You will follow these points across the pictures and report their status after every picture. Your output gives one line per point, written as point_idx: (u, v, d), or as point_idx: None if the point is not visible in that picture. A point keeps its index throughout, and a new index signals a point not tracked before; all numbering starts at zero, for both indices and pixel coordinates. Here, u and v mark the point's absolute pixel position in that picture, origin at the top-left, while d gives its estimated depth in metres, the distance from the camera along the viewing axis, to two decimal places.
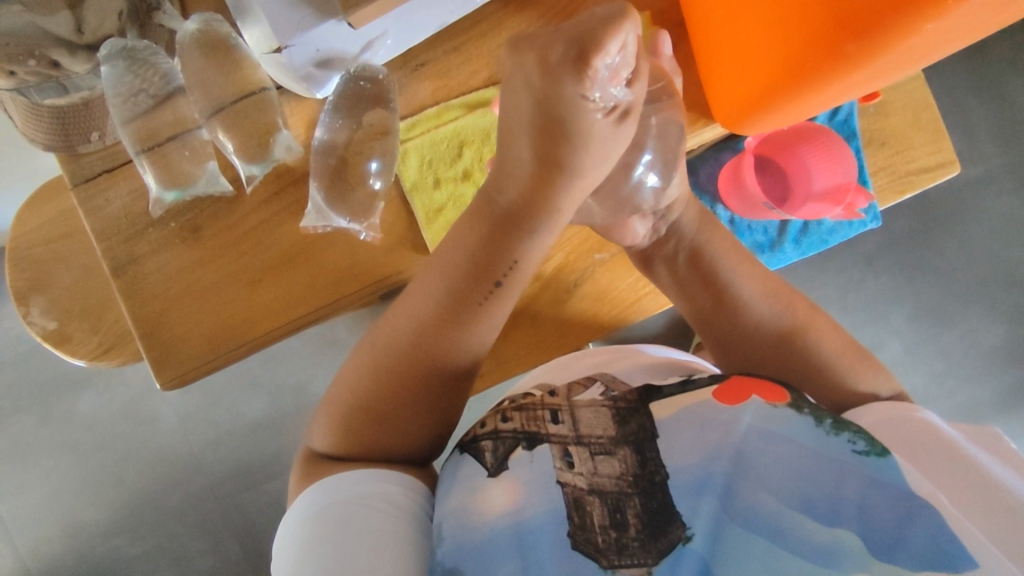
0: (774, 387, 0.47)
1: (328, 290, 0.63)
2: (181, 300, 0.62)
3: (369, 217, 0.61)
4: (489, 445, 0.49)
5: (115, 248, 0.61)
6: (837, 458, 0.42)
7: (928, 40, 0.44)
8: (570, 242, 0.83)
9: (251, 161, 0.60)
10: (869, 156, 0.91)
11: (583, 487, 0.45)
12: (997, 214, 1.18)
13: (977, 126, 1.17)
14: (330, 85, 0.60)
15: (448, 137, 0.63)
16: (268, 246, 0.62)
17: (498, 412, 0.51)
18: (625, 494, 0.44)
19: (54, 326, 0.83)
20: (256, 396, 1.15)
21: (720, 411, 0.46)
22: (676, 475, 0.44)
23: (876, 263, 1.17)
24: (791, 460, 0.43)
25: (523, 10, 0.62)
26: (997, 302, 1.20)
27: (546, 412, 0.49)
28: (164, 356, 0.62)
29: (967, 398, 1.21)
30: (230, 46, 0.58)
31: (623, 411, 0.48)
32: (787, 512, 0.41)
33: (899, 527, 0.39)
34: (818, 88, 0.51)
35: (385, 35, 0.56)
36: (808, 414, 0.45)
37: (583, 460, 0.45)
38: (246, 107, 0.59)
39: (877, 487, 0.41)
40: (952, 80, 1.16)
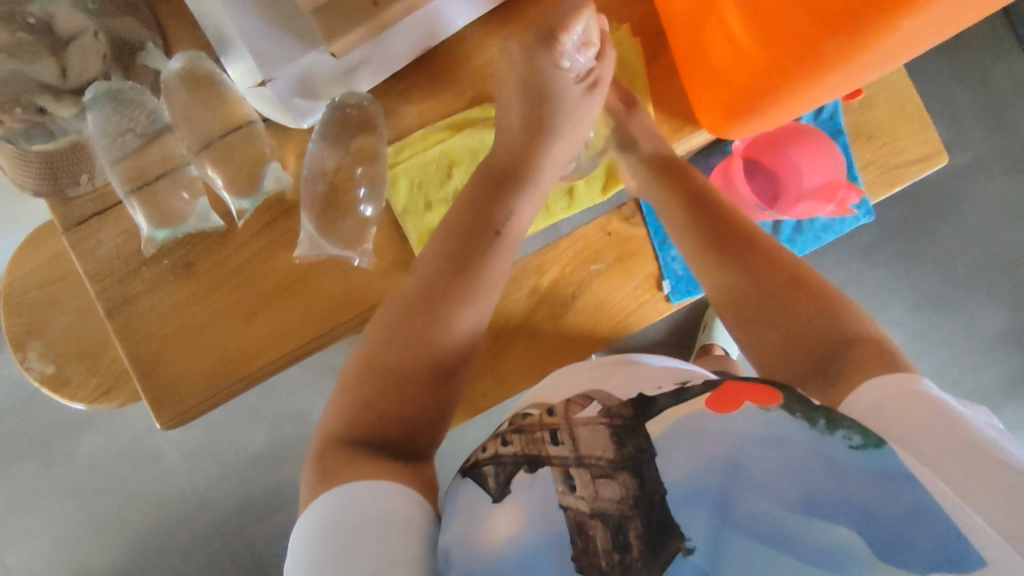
0: (768, 390, 0.42)
1: (322, 318, 0.62)
2: (178, 336, 0.61)
3: (362, 243, 0.62)
4: (491, 471, 0.43)
5: (109, 289, 0.61)
6: (833, 459, 0.37)
7: (906, 36, 0.44)
8: (565, 254, 0.83)
9: (241, 195, 0.60)
10: (858, 151, 0.91)
11: (586, 511, 0.39)
12: (991, 199, 1.18)
13: (965, 114, 1.17)
14: (316, 114, 0.60)
15: (437, 159, 0.63)
16: (262, 277, 0.62)
17: (498, 437, 0.46)
18: (626, 515, 0.38)
19: (52, 370, 0.82)
20: (259, 427, 1.14)
21: (711, 421, 0.40)
22: (674, 490, 0.38)
23: (872, 255, 1.18)
24: (788, 465, 0.38)
25: (504, 28, 0.62)
26: (995, 287, 1.20)
27: (546, 433, 0.44)
28: (163, 395, 0.61)
29: (972, 384, 1.21)
30: (214, 81, 0.58)
31: (619, 430, 0.42)
32: (786, 518, 0.36)
33: (911, 524, 0.34)
34: (801, 88, 0.51)
35: (368, 61, 0.57)
36: (802, 417, 0.39)
37: (585, 484, 0.40)
38: (234, 141, 0.59)
39: (878, 483, 0.36)
40: (936, 71, 1.17)
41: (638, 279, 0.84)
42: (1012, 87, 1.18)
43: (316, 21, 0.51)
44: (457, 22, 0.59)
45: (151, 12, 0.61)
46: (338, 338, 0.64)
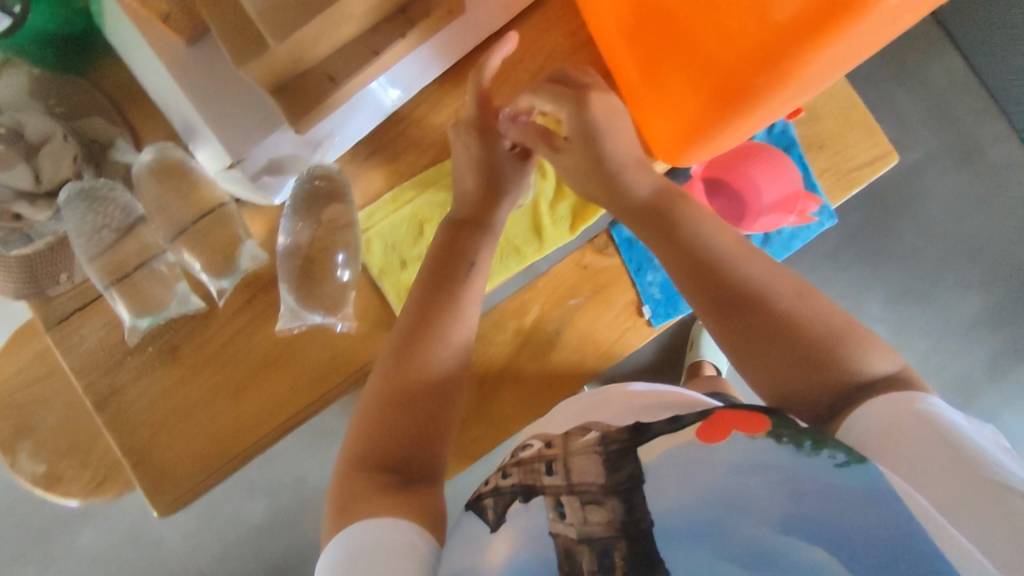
0: (755, 416, 0.40)
1: (313, 388, 0.63)
2: (169, 421, 0.62)
3: (342, 308, 0.63)
4: (491, 503, 0.44)
5: (95, 381, 0.61)
6: (823, 483, 0.35)
7: (826, 69, 0.43)
8: (544, 292, 0.85)
9: (220, 275, 0.61)
10: (812, 161, 0.95)
11: (574, 537, 0.39)
12: (948, 189, 1.22)
13: (913, 111, 1.21)
14: (285, 188, 0.61)
15: (406, 220, 0.65)
16: (247, 352, 0.63)
17: (500, 470, 0.47)
18: (613, 537, 0.38)
19: (44, 468, 0.82)
20: (259, 499, 1.13)
21: (701, 451, 0.39)
22: (665, 520, 0.38)
23: (842, 256, 1.21)
24: (778, 488, 0.36)
25: (457, 88, 0.65)
26: (965, 272, 1.23)
27: (542, 464, 0.44)
28: (158, 481, 0.61)
29: (955, 369, 1.24)
30: (184, 168, 0.60)
31: (614, 454, 0.42)
32: (778, 541, 0.35)
33: (896, 548, 0.32)
34: (744, 120, 0.51)
35: (332, 134, 0.59)
36: (789, 443, 0.38)
37: (574, 510, 0.40)
38: (208, 225, 0.60)
39: (873, 504, 0.34)
40: (879, 74, 1.21)
41: (618, 308, 0.86)
42: (951, 81, 1.21)
43: (275, 102, 0.53)
44: (411, 87, 0.62)
45: (117, 108, 0.63)
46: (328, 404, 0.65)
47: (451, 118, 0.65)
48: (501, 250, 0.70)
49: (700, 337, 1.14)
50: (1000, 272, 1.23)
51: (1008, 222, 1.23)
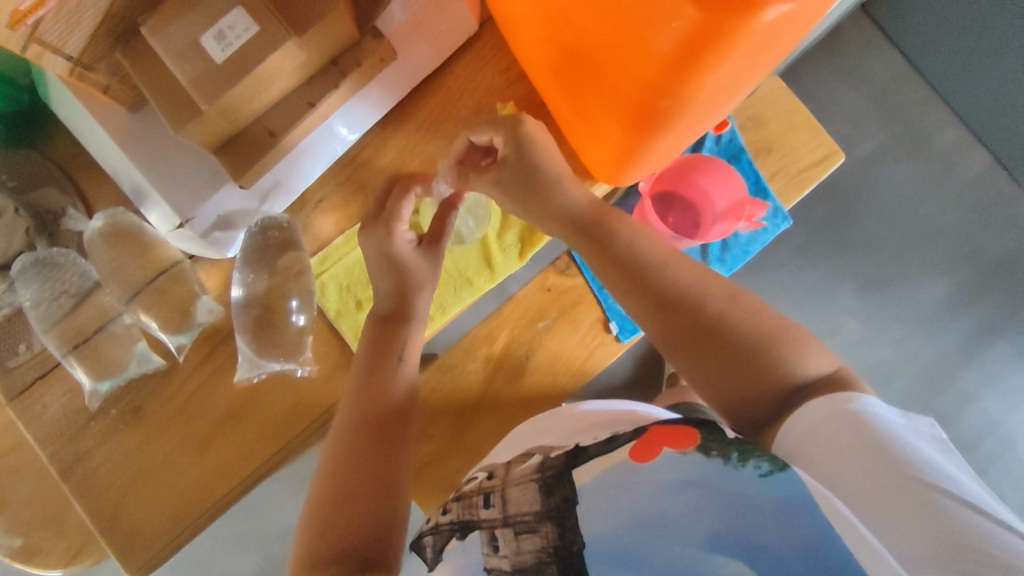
0: (687, 433, 0.46)
1: (279, 437, 0.64)
2: (135, 483, 0.62)
3: (301, 353, 0.64)
4: (430, 541, 0.53)
5: (60, 450, 0.61)
6: (746, 496, 0.41)
7: (722, 83, 0.44)
8: (511, 318, 0.87)
9: (177, 331, 0.62)
10: (763, 164, 0.96)
11: (507, 568, 0.46)
12: (900, 179, 1.26)
13: (857, 108, 1.26)
14: (238, 242, 0.63)
15: (359, 262, 0.66)
16: (209, 407, 0.63)
17: (444, 507, 0.56)
18: (545, 563, 0.44)
19: (21, 541, 0.81)
20: (251, 550, 1.12)
21: (635, 472, 0.45)
22: (593, 544, 0.44)
23: (806, 254, 1.24)
24: (693, 504, 0.42)
25: (400, 127, 0.67)
26: (927, 258, 1.26)
27: (481, 498, 0.52)
28: (128, 545, 0.61)
29: (933, 354, 1.24)
30: (136, 231, 0.61)
31: (550, 480, 0.49)
32: (701, 556, 0.39)
33: (812, 554, 0.37)
34: (665, 137, 0.53)
35: (278, 185, 0.61)
36: (718, 455, 0.43)
37: (508, 541, 0.46)
38: (163, 283, 0.62)
39: (786, 512, 0.39)
40: (820, 76, 1.26)
41: (585, 327, 0.87)
42: (893, 77, 1.26)
43: (219, 160, 0.55)
44: (353, 132, 0.64)
45: (69, 178, 0.63)
46: (295, 450, 0.65)
47: (396, 158, 0.67)
48: (454, 282, 0.71)
49: None
50: (962, 255, 1.26)
51: (964, 206, 1.27)
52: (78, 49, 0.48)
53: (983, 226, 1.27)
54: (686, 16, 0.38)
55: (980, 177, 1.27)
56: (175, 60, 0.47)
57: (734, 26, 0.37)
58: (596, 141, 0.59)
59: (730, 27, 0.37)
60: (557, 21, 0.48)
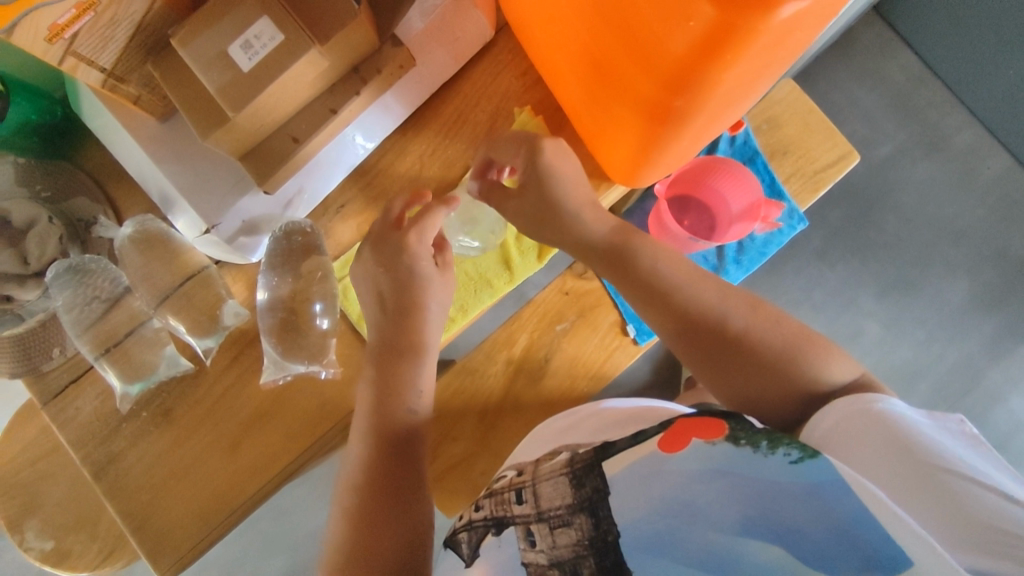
0: (715, 423, 0.47)
1: (305, 436, 0.65)
2: (165, 483, 0.63)
3: (325, 355, 0.65)
4: (465, 537, 0.55)
5: (93, 451, 0.63)
6: (774, 481, 0.42)
7: (737, 82, 0.44)
8: (530, 321, 0.87)
9: (204, 335, 0.64)
10: (779, 166, 0.96)
11: (545, 563, 0.47)
12: (919, 179, 1.25)
13: (873, 110, 1.25)
14: (262, 246, 0.64)
15: None
16: (236, 408, 0.64)
17: (476, 504, 0.57)
18: (581, 556, 0.46)
19: (52, 544, 0.83)
20: (274, 555, 1.13)
21: (665, 462, 0.46)
22: (627, 533, 0.45)
23: (827, 256, 1.23)
24: (721, 493, 0.43)
25: (419, 134, 0.68)
26: (949, 259, 1.24)
27: (512, 493, 0.54)
28: (158, 545, 0.62)
29: (957, 356, 1.23)
30: (165, 238, 0.63)
31: (580, 472, 0.50)
32: (732, 541, 0.41)
33: (848, 536, 0.39)
34: (680, 136, 0.53)
35: (301, 190, 0.63)
36: (747, 444, 0.44)
37: (544, 536, 0.48)
38: (191, 288, 0.63)
39: (813, 498, 0.41)
40: (836, 78, 1.25)
41: (604, 329, 0.87)
42: (908, 78, 1.25)
43: (245, 167, 0.57)
44: (374, 137, 0.65)
45: (100, 187, 0.66)
46: (321, 449, 0.66)
47: (414, 166, 0.68)
48: (475, 284, 0.72)
49: None
50: (985, 255, 1.24)
51: (985, 206, 1.25)
52: (111, 62, 0.50)
53: (1006, 225, 1.25)
54: (701, 14, 0.38)
55: (1000, 176, 1.25)
56: (203, 71, 0.49)
57: (749, 22, 0.38)
58: (610, 141, 0.60)
59: (744, 23, 0.38)
60: (573, 20, 0.49)
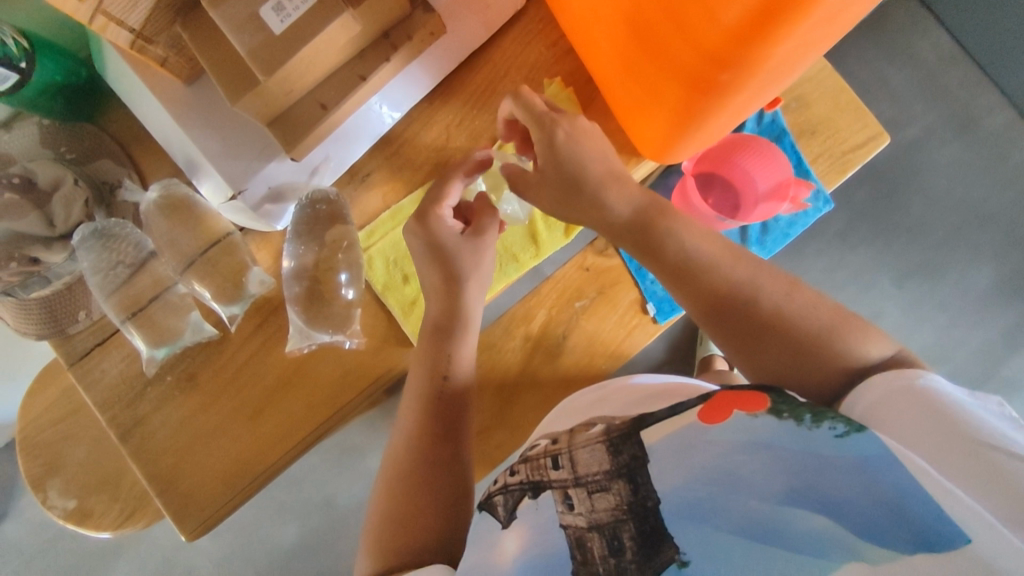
0: (753, 395, 0.48)
1: (330, 405, 0.65)
2: (190, 447, 0.64)
3: (350, 325, 0.65)
4: (501, 500, 0.53)
5: (118, 414, 0.63)
6: (818, 453, 0.43)
7: (787, 55, 0.43)
8: (549, 297, 0.87)
9: (230, 302, 0.63)
10: (806, 145, 0.94)
11: (583, 526, 0.46)
12: (946, 162, 1.22)
13: (900, 91, 1.21)
14: (287, 215, 0.64)
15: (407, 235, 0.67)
16: (261, 375, 0.65)
17: (509, 469, 0.56)
18: (620, 521, 0.45)
19: (75, 504, 0.85)
20: (286, 521, 1.15)
21: (702, 431, 0.47)
22: (668, 499, 0.44)
23: (848, 238, 1.21)
24: (765, 463, 0.43)
25: (445, 104, 0.67)
26: (974, 245, 1.22)
27: (549, 459, 0.53)
28: (183, 507, 0.63)
29: (976, 342, 1.22)
30: (190, 202, 0.62)
31: (617, 440, 0.50)
32: (777, 511, 0.41)
33: (898, 510, 0.39)
34: (720, 112, 0.52)
35: (327, 158, 0.62)
36: (789, 417, 0.45)
37: (582, 500, 0.47)
38: (215, 254, 0.63)
39: (860, 471, 0.41)
40: (865, 55, 1.21)
41: (624, 306, 0.87)
42: (939, 58, 1.22)
43: (272, 133, 0.56)
44: (401, 106, 0.64)
45: (124, 151, 0.66)
46: (343, 420, 0.67)
47: (441, 138, 0.68)
48: (501, 259, 0.71)
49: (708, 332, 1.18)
50: (1010, 241, 1.23)
51: (1012, 191, 1.23)
52: (139, 22, 0.49)
53: None
54: None
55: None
56: (234, 33, 0.47)
57: None
58: (645, 116, 0.59)
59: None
60: None
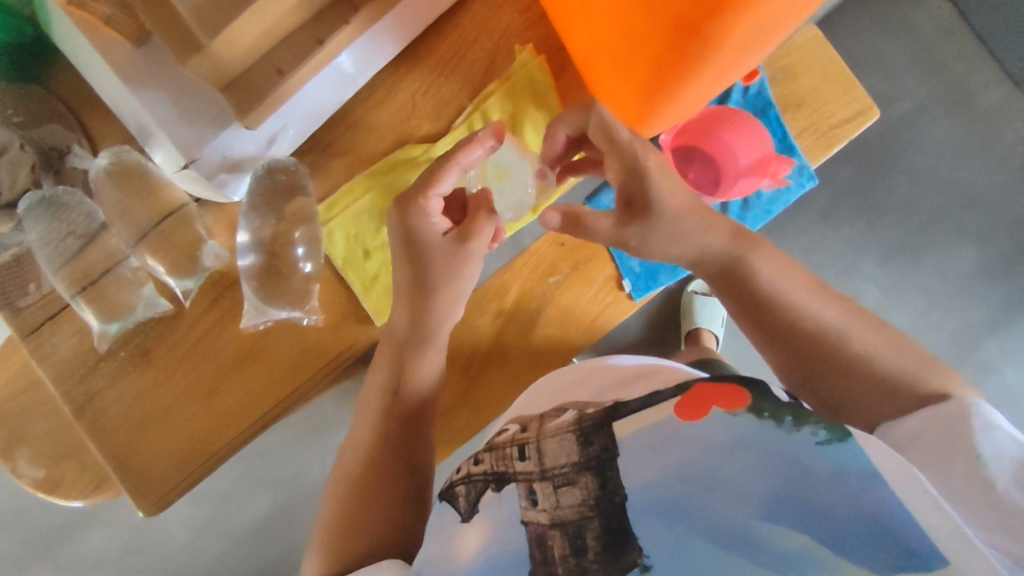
0: (737, 393, 0.48)
1: (286, 383, 0.65)
2: (144, 423, 0.63)
3: (307, 301, 0.64)
4: (462, 491, 0.54)
5: (71, 389, 0.62)
6: (799, 458, 0.44)
7: (755, 24, 0.42)
8: (522, 271, 0.85)
9: (184, 276, 0.62)
10: (791, 120, 0.91)
11: (546, 522, 0.48)
12: (936, 140, 1.20)
13: (893, 63, 1.17)
14: (243, 186, 0.61)
15: (367, 209, 0.66)
16: (217, 350, 0.64)
17: (472, 457, 0.56)
18: (586, 518, 0.47)
19: (42, 473, 0.84)
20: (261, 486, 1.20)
21: (679, 427, 0.48)
22: (635, 495, 0.47)
23: (832, 217, 1.19)
24: (747, 466, 0.45)
25: (410, 71, 0.65)
26: (959, 226, 1.21)
27: (514, 450, 0.54)
28: (139, 483, 0.62)
29: (955, 325, 1.21)
30: (142, 171, 0.59)
31: (588, 430, 0.52)
32: (755, 521, 0.43)
33: (877, 525, 0.41)
34: (690, 83, 0.50)
35: (285, 127, 0.59)
36: (769, 417, 0.46)
37: (546, 495, 0.49)
38: (169, 226, 0.61)
39: (842, 480, 0.43)
40: (858, 24, 1.16)
41: (600, 281, 0.85)
42: (936, 29, 1.19)
43: (226, 100, 0.53)
44: (365, 71, 0.61)
45: (72, 114, 0.62)
46: (303, 396, 0.67)
47: (408, 113, 0.65)
48: None
49: (693, 306, 1.19)
50: (996, 223, 1.21)
51: (1001, 171, 1.21)
52: None
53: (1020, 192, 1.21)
54: None
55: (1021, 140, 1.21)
56: None
57: None
58: (616, 87, 0.57)
59: None
60: None
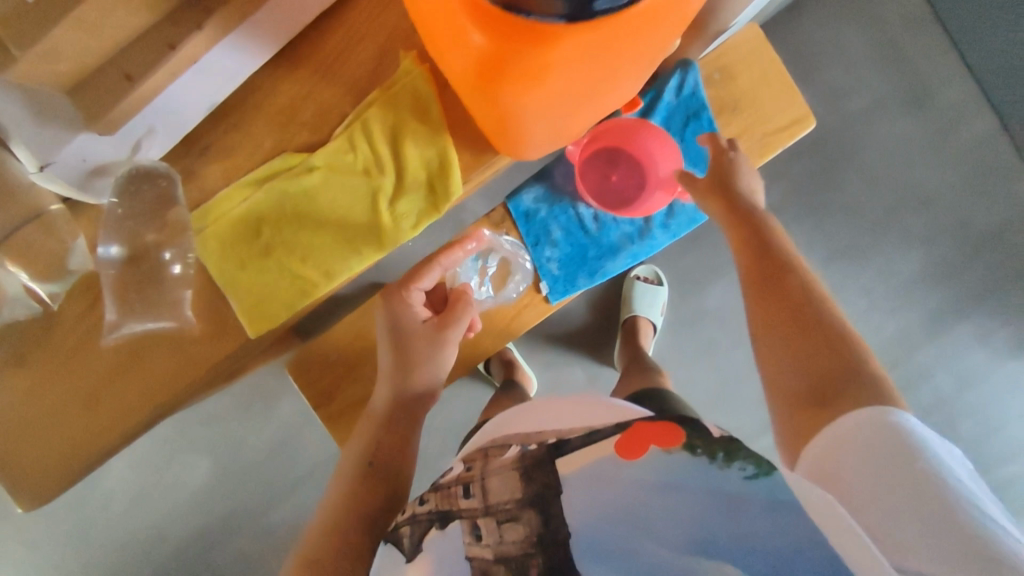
0: (672, 430, 0.53)
1: (203, 364, 0.86)
2: (23, 428, 0.85)
3: (177, 308, 0.83)
4: (408, 531, 0.62)
5: None
6: (727, 491, 0.47)
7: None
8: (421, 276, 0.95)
9: (52, 278, 0.79)
10: (724, 122, 1.06)
11: (490, 557, 0.52)
12: (888, 136, 1.22)
13: (855, 54, 1.20)
14: (110, 190, 0.79)
15: (242, 219, 0.83)
16: (98, 366, 0.85)
17: (424, 497, 0.64)
18: (528, 555, 0.50)
19: None
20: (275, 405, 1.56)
21: (622, 466, 0.52)
22: (578, 532, 0.50)
23: (782, 212, 1.22)
24: (676, 506, 0.48)
25: (292, 72, 0.82)
26: (909, 228, 1.23)
27: (460, 489, 0.60)
28: (18, 488, 0.86)
29: (897, 327, 1.24)
30: (13, 170, 0.71)
31: (513, 476, 0.56)
32: (683, 560, 0.46)
33: (802, 555, 0.44)
34: (499, 39, 0.55)
35: (148, 132, 0.72)
36: (703, 452, 0.50)
37: (491, 531, 0.54)
38: (32, 232, 0.75)
39: (770, 514, 0.46)
40: (822, 11, 1.20)
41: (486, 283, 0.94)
42: (901, 19, 1.21)
43: (77, 103, 0.65)
44: (242, 73, 0.75)
45: None
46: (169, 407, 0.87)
47: (313, 134, 0.84)
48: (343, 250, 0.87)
49: (634, 294, 1.39)
50: (946, 226, 1.22)
51: (955, 170, 1.22)
52: None
53: (968, 196, 1.22)
54: None
55: (978, 140, 1.21)
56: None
57: None
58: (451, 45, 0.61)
59: None
60: None
